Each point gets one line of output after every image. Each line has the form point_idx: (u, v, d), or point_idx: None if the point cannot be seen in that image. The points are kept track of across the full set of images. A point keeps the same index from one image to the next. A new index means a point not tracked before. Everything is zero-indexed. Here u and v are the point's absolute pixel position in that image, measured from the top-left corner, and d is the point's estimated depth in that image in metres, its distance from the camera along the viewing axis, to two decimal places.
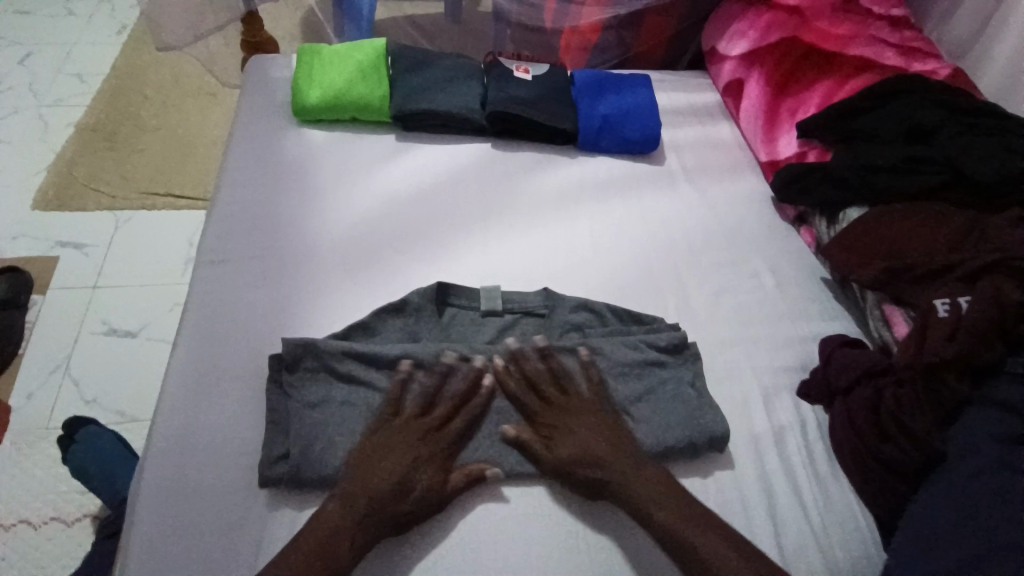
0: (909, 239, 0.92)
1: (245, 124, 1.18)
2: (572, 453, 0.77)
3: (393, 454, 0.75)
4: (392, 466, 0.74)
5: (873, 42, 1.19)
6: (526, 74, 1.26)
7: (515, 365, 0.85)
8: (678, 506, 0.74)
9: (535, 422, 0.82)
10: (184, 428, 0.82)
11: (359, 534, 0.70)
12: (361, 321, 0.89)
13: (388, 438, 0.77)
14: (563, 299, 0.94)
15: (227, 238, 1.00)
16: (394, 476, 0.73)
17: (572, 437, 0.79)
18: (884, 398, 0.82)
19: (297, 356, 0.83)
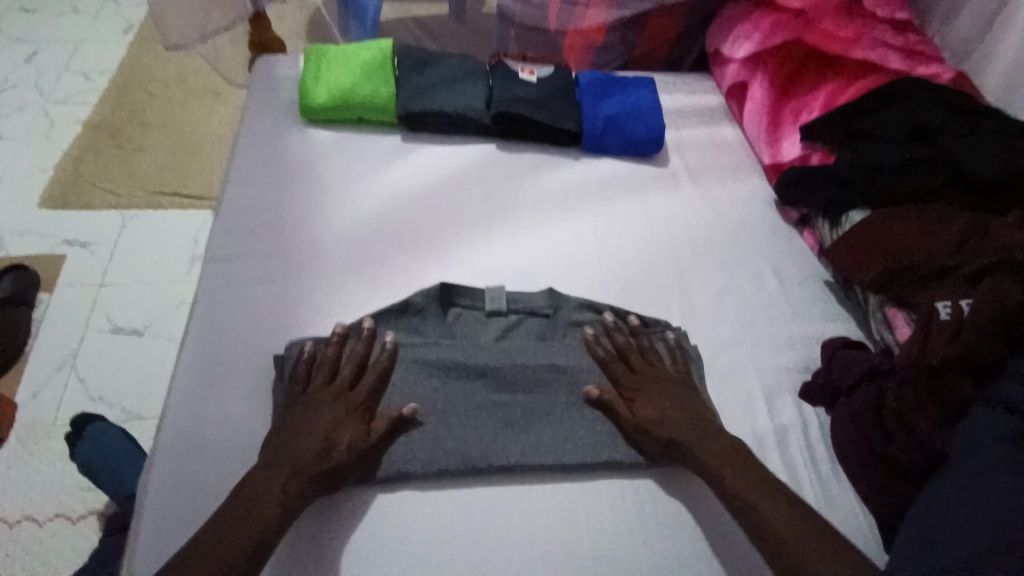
0: (910, 239, 0.92)
1: (251, 124, 1.18)
2: (650, 416, 0.81)
3: (323, 421, 0.77)
4: (317, 424, 0.76)
5: (877, 44, 1.19)
6: (531, 75, 1.26)
7: (606, 337, 0.90)
8: (752, 473, 0.75)
9: (619, 387, 0.86)
10: (193, 424, 0.82)
11: (285, 489, 0.71)
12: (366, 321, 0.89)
13: (323, 402, 0.78)
14: (567, 299, 0.95)
15: (234, 237, 1.01)
16: (320, 433, 0.75)
17: (657, 400, 0.83)
18: (886, 398, 0.83)
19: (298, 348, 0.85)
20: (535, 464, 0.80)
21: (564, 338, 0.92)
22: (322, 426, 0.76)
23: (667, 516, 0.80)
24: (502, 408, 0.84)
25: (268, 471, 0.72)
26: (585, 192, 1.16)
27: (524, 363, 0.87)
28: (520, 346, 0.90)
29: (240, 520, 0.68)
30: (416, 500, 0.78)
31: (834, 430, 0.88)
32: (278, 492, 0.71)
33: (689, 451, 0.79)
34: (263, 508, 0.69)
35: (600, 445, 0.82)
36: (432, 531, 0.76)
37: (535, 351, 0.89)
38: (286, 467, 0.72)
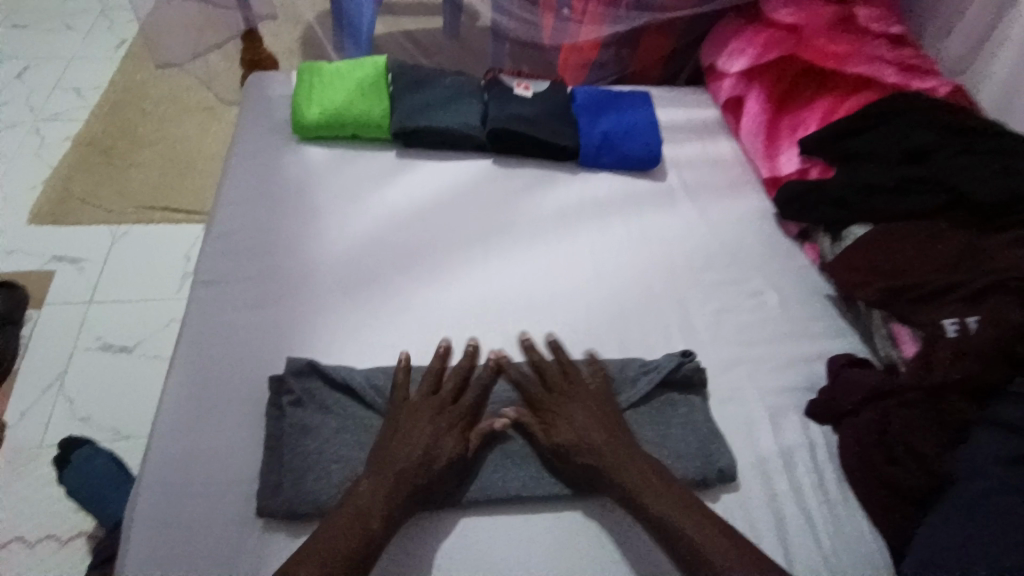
0: (909, 262, 0.92)
1: (243, 142, 1.17)
2: (569, 435, 0.79)
3: (410, 440, 0.76)
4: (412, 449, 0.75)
5: (872, 59, 1.18)
6: (526, 91, 1.26)
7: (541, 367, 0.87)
8: (679, 504, 0.73)
9: (536, 408, 0.83)
10: (181, 456, 0.79)
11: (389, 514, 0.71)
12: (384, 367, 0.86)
13: (405, 424, 0.78)
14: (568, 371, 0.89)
15: (226, 259, 0.99)
16: (416, 455, 0.75)
17: (569, 421, 0.80)
18: (890, 421, 0.81)
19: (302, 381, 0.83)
20: (538, 493, 0.79)
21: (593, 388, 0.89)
22: (423, 440, 0.76)
23: None
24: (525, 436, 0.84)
25: (361, 488, 0.72)
26: (581, 210, 1.15)
27: (523, 387, 0.85)
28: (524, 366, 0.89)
29: (337, 536, 0.68)
30: (410, 531, 0.76)
31: (840, 451, 0.86)
32: (367, 512, 0.70)
33: (596, 469, 0.76)
34: (366, 526, 0.69)
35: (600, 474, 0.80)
36: (455, 558, 0.74)
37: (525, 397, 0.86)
38: (376, 486, 0.72)
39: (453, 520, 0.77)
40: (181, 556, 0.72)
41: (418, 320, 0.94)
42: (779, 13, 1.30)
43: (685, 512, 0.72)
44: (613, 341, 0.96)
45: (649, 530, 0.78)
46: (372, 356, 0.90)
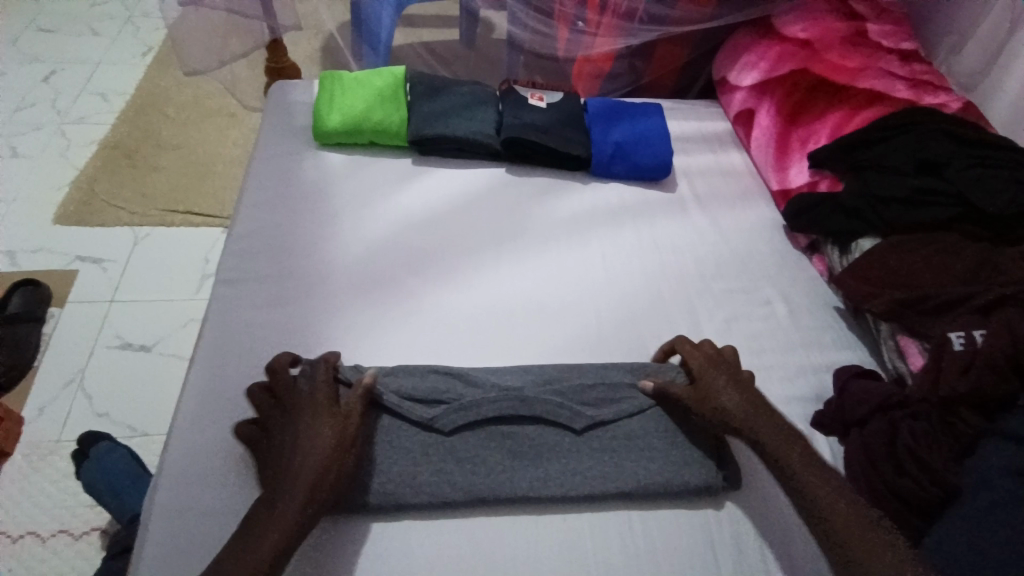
0: (922, 273, 0.92)
1: (264, 147, 1.20)
2: (729, 407, 0.81)
3: (302, 450, 0.73)
4: (308, 458, 0.73)
5: (883, 74, 1.21)
6: (540, 102, 1.29)
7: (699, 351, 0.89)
8: (824, 477, 0.74)
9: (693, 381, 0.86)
10: (201, 449, 0.82)
11: (286, 533, 0.68)
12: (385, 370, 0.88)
13: (300, 430, 0.75)
14: (568, 380, 0.89)
15: (244, 259, 1.02)
16: (314, 465, 0.72)
17: (734, 396, 0.82)
18: (900, 431, 0.82)
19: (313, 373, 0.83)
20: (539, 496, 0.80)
21: (580, 397, 0.87)
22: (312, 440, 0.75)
23: (677, 548, 0.78)
24: (449, 450, 0.82)
25: (269, 501, 0.70)
26: (592, 218, 1.16)
27: (562, 381, 0.89)
28: (532, 370, 0.90)
29: (246, 551, 0.66)
30: (419, 527, 0.78)
31: (846, 461, 0.86)
32: (273, 527, 0.68)
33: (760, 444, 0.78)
34: (259, 551, 0.66)
35: (610, 477, 0.81)
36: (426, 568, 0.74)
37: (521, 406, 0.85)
38: (284, 505, 0.70)
39: (461, 516, 0.79)
40: (196, 546, 0.74)
41: (426, 328, 0.96)
42: (791, 28, 1.33)
43: (825, 486, 0.73)
44: (621, 348, 0.97)
45: (652, 534, 0.79)
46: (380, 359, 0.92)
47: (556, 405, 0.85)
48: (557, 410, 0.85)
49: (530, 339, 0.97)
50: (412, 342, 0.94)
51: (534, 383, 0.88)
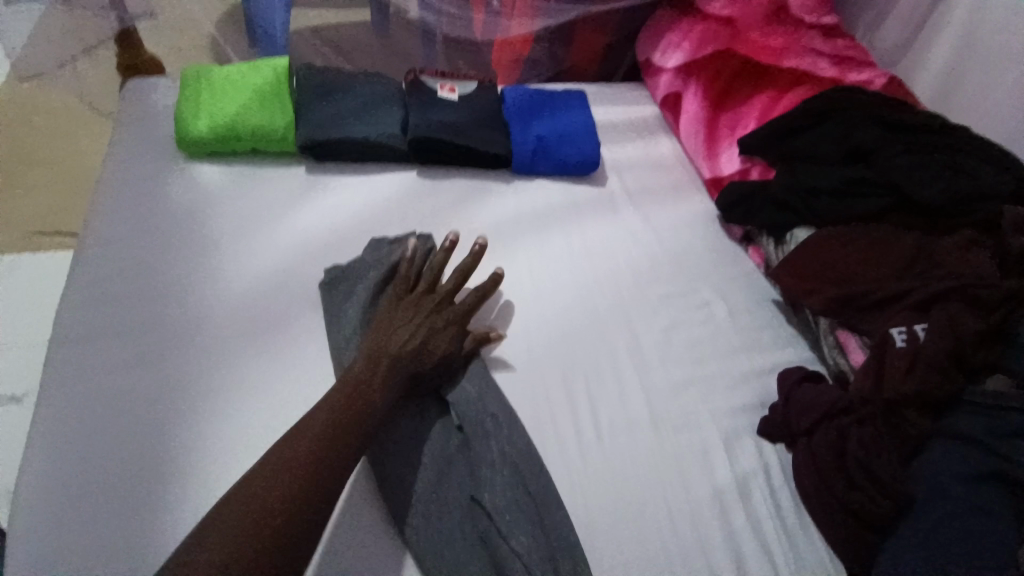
0: (860, 264, 0.88)
1: (120, 163, 1.01)
2: None
3: (408, 325, 0.79)
4: (405, 335, 0.78)
5: (806, 52, 1.16)
6: (451, 94, 1.16)
7: None
8: None
9: None
10: (35, 561, 0.64)
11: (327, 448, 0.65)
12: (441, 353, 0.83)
13: (403, 314, 0.81)
14: (496, 428, 0.77)
15: (104, 304, 0.85)
16: (409, 343, 0.77)
17: None
18: (848, 439, 0.78)
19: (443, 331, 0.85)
20: (458, 554, 0.68)
21: (495, 470, 0.74)
22: (413, 336, 0.78)
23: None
24: (385, 459, 0.74)
25: (351, 383, 0.72)
26: (517, 223, 1.06)
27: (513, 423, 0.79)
28: (484, 400, 0.80)
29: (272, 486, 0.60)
30: None
31: (796, 472, 0.81)
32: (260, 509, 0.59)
33: None
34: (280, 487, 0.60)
35: (522, 527, 0.69)
36: None
37: (486, 450, 0.76)
38: (366, 392, 0.71)
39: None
40: None
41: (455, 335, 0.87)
42: (713, 6, 1.25)
43: None
44: (557, 373, 0.88)
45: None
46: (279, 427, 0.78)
47: (486, 434, 0.77)
48: (483, 439, 0.76)
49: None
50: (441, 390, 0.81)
51: (472, 429, 0.77)
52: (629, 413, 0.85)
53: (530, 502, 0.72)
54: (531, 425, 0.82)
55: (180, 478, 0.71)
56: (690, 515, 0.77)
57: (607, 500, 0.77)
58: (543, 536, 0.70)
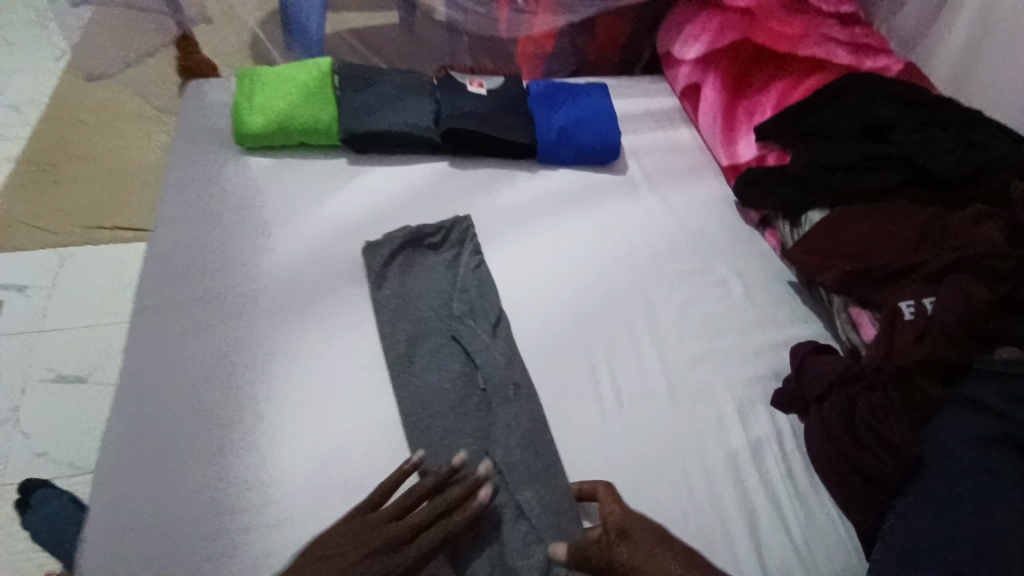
0: (871, 241, 0.92)
1: (178, 156, 1.10)
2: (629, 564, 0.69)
3: (371, 263, 0.97)
4: (372, 269, 0.96)
5: (823, 40, 1.19)
6: (480, 89, 1.23)
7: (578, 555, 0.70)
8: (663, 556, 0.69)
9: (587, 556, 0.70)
10: (129, 497, 0.75)
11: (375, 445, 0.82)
12: (469, 309, 0.94)
13: (369, 254, 0.98)
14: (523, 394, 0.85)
15: (171, 282, 0.94)
16: (377, 272, 0.96)
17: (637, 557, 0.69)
18: (857, 405, 0.82)
19: (484, 309, 0.94)
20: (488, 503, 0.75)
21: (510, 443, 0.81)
22: (379, 261, 0.97)
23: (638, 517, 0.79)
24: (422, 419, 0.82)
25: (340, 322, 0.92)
26: (542, 206, 1.12)
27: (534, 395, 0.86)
28: (517, 362, 0.89)
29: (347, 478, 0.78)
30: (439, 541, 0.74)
31: (807, 438, 0.86)
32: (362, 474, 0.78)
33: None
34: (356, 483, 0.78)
35: (524, 483, 0.78)
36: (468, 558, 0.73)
37: (505, 416, 0.83)
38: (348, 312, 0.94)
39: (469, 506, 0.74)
40: None
41: (486, 297, 0.96)
42: None
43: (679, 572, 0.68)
44: (578, 346, 0.94)
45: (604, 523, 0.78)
46: (327, 391, 0.85)
47: (507, 399, 0.84)
48: (502, 404, 0.84)
49: (480, 314, 0.94)
50: (455, 342, 0.90)
51: (505, 401, 0.84)
52: (648, 380, 0.91)
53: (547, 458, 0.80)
54: (554, 392, 0.89)
55: (250, 431, 0.81)
56: (705, 476, 0.83)
57: (626, 459, 0.83)
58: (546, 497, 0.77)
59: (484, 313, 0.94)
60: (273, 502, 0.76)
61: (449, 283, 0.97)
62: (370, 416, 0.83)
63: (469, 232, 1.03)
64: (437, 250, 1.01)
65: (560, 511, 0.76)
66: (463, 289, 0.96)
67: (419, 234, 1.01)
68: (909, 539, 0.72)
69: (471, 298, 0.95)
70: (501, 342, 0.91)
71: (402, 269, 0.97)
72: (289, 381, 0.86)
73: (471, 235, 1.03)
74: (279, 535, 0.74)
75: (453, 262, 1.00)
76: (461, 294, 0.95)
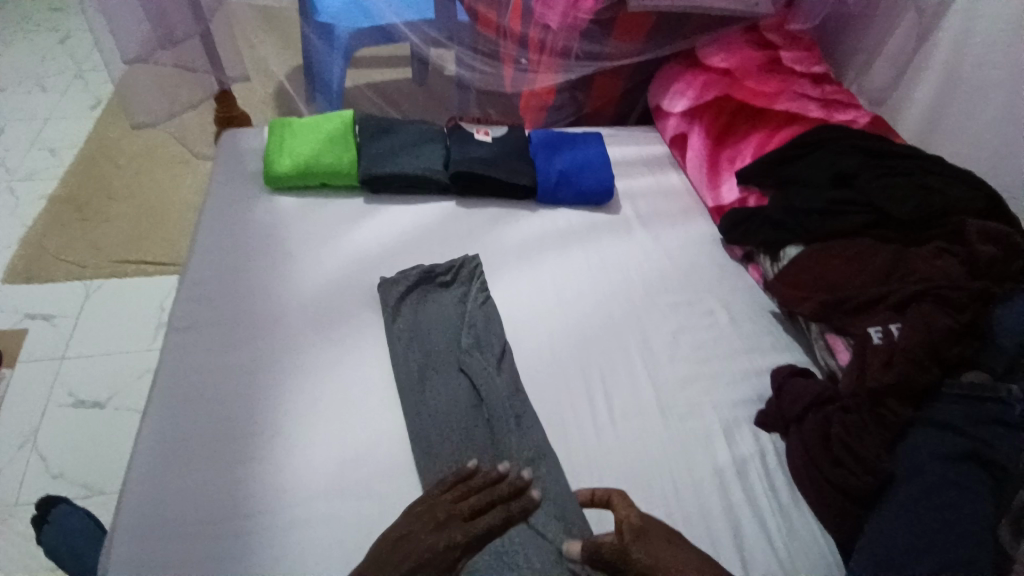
0: (841, 275, 1.00)
1: (213, 195, 1.22)
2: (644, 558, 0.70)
3: (387, 298, 1.06)
4: (386, 301, 1.05)
5: (797, 97, 1.31)
6: (486, 136, 1.35)
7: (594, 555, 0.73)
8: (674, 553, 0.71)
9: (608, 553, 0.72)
10: (158, 499, 0.81)
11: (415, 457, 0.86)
12: (475, 338, 1.02)
13: (386, 288, 1.07)
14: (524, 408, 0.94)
15: (202, 306, 1.03)
16: (391, 304, 1.04)
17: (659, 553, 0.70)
18: (832, 424, 0.88)
19: (492, 343, 1.02)
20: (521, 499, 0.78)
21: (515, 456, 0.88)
22: (394, 298, 1.05)
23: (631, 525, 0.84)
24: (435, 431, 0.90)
25: (358, 354, 0.99)
26: (542, 242, 1.22)
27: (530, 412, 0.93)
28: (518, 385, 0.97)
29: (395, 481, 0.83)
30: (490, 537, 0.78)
31: (788, 456, 0.91)
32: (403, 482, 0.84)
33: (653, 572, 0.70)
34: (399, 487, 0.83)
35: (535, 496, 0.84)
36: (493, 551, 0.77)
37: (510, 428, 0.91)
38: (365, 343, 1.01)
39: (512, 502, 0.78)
40: None
41: (490, 324, 1.04)
42: (713, 59, 1.42)
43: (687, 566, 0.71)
44: (576, 370, 1.01)
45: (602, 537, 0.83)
46: (343, 405, 0.92)
47: (504, 408, 0.92)
48: (505, 433, 0.90)
49: (487, 347, 1.01)
50: (462, 365, 0.98)
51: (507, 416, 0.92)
52: (639, 400, 0.98)
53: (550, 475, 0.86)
54: (551, 412, 0.95)
55: (271, 440, 0.88)
56: (693, 489, 0.88)
57: (619, 473, 0.89)
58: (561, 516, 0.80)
59: (490, 346, 1.01)
60: (290, 504, 0.82)
61: (459, 318, 1.05)
62: (380, 429, 0.91)
63: (477, 270, 1.12)
64: (447, 287, 1.10)
65: (566, 516, 0.82)
66: (471, 323, 1.04)
67: (432, 271, 1.10)
68: (883, 547, 0.77)
69: (478, 331, 1.03)
70: (501, 364, 0.99)
71: (415, 303, 1.06)
72: (309, 395, 0.93)
73: (480, 272, 1.12)
74: (295, 536, 0.80)
75: (463, 299, 1.08)
76: (468, 328, 1.03)
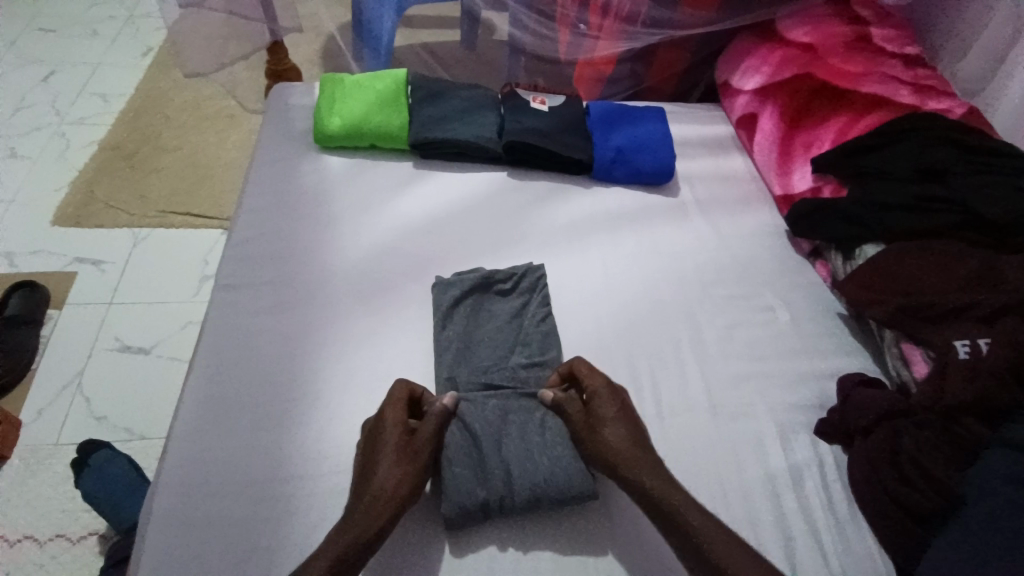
0: (926, 280, 0.91)
1: (260, 152, 1.19)
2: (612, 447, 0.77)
3: (438, 302, 0.98)
4: (437, 307, 0.98)
5: (887, 78, 1.18)
6: (542, 105, 1.28)
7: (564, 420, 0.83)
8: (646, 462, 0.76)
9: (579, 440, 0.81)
10: (200, 458, 0.81)
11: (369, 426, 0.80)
12: (522, 338, 0.96)
13: (436, 291, 1.00)
14: None
15: (246, 264, 1.01)
16: (443, 310, 0.97)
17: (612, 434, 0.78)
18: (902, 440, 0.82)
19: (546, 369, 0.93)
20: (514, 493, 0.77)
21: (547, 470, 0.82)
22: (447, 301, 0.98)
23: None
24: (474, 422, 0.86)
25: (396, 348, 0.94)
26: (593, 224, 1.16)
27: None
28: None
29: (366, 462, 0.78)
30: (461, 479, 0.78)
31: (850, 470, 0.86)
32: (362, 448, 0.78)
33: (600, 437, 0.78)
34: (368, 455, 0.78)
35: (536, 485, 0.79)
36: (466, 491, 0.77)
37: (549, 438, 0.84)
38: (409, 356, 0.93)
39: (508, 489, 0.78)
40: (187, 543, 0.74)
41: (543, 330, 0.97)
42: (794, 33, 1.30)
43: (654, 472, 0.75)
44: (621, 359, 0.96)
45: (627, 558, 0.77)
46: (386, 378, 0.90)
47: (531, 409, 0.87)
48: None
49: (538, 371, 0.92)
50: (508, 357, 0.94)
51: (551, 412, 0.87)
52: (687, 396, 0.93)
53: (592, 530, 0.79)
54: None
55: (314, 408, 0.86)
56: (740, 493, 0.84)
57: None
58: (553, 438, 0.83)
59: (542, 372, 0.92)
60: (330, 474, 0.81)
61: (512, 334, 0.97)
62: None
63: (540, 281, 1.03)
64: (505, 296, 1.02)
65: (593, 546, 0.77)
66: (524, 341, 0.96)
67: (491, 275, 1.02)
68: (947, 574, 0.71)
69: (532, 352, 0.94)
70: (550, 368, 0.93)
71: (467, 308, 0.98)
72: (350, 367, 0.91)
73: (542, 287, 1.02)
74: (333, 506, 0.78)
75: (519, 312, 0.99)
76: (522, 348, 0.95)
